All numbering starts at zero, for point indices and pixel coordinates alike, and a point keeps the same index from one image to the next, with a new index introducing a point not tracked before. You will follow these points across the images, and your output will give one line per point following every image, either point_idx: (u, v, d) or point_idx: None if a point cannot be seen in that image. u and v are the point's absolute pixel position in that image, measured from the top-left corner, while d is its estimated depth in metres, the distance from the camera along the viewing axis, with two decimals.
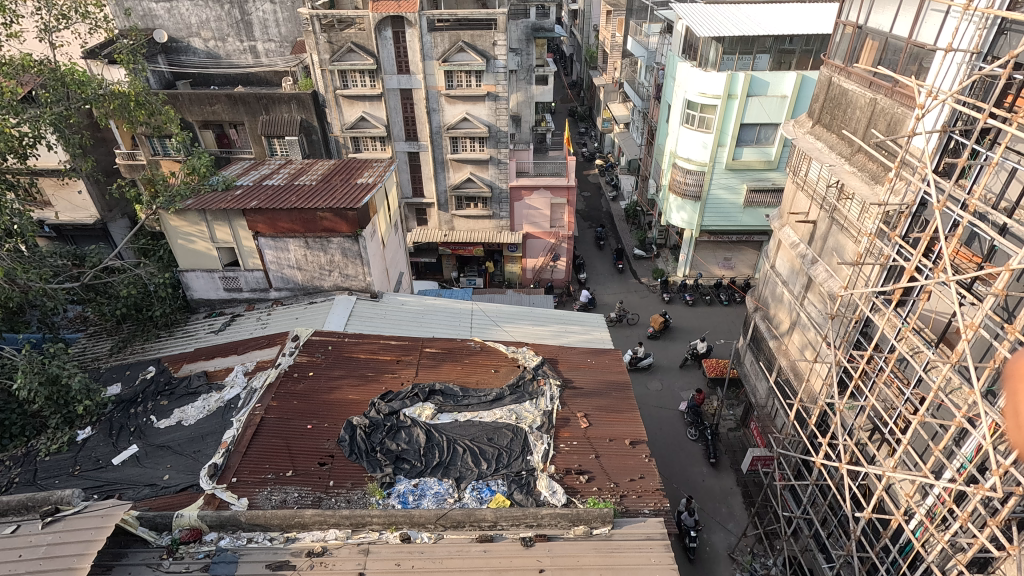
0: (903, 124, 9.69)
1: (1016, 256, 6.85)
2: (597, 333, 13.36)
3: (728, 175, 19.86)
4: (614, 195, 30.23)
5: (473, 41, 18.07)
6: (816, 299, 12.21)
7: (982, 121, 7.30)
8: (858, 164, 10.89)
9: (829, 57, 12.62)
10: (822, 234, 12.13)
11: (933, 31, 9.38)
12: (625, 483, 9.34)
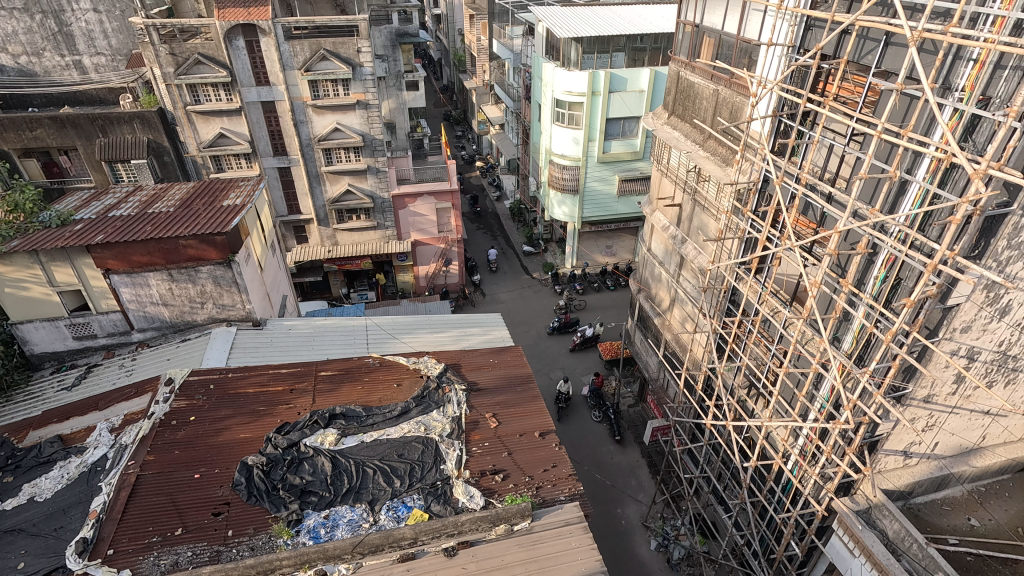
0: (741, 111, 10.88)
1: (842, 219, 7.95)
2: (496, 333, 13.49)
3: (601, 168, 21.02)
4: (497, 194, 30.66)
5: (336, 48, 17.48)
6: (689, 275, 13.31)
7: (802, 106, 8.40)
8: (710, 150, 12.01)
9: (675, 54, 13.73)
10: (688, 215, 13.21)
11: (756, 28, 10.61)
12: (539, 474, 9.53)
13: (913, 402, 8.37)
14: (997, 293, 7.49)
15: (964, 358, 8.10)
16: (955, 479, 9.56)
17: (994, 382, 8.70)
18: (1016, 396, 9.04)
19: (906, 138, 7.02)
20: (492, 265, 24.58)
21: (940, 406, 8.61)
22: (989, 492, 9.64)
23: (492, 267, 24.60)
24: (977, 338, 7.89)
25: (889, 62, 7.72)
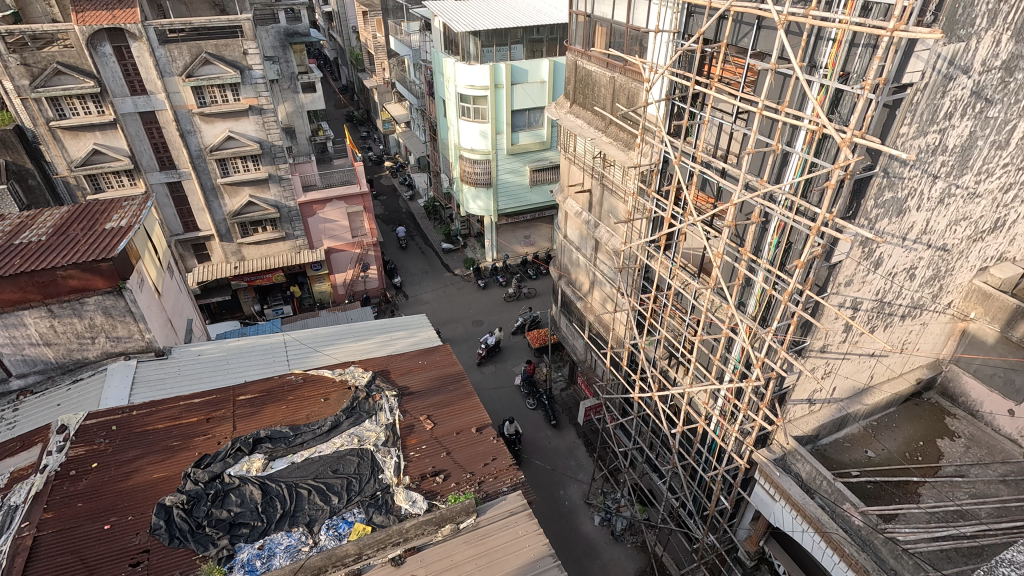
0: (638, 96, 11.37)
1: (736, 192, 8.52)
2: (423, 333, 13.26)
3: (511, 160, 21.21)
4: (410, 194, 30.11)
5: (220, 51, 16.37)
6: (605, 258, 13.76)
7: (691, 89, 8.90)
8: (612, 135, 12.44)
9: (571, 43, 14.05)
10: (598, 200, 13.63)
11: (643, 16, 11.09)
12: (480, 469, 9.54)
13: (811, 353, 9.18)
14: (870, 248, 8.36)
15: (849, 309, 9.00)
16: (852, 418, 10.62)
17: (875, 328, 9.73)
18: (894, 337, 10.16)
19: (783, 113, 7.63)
20: (402, 243, 25.79)
21: (834, 354, 9.50)
22: (881, 426, 10.80)
23: (402, 244, 25.83)
24: (858, 289, 8.77)
25: (763, 44, 8.34)
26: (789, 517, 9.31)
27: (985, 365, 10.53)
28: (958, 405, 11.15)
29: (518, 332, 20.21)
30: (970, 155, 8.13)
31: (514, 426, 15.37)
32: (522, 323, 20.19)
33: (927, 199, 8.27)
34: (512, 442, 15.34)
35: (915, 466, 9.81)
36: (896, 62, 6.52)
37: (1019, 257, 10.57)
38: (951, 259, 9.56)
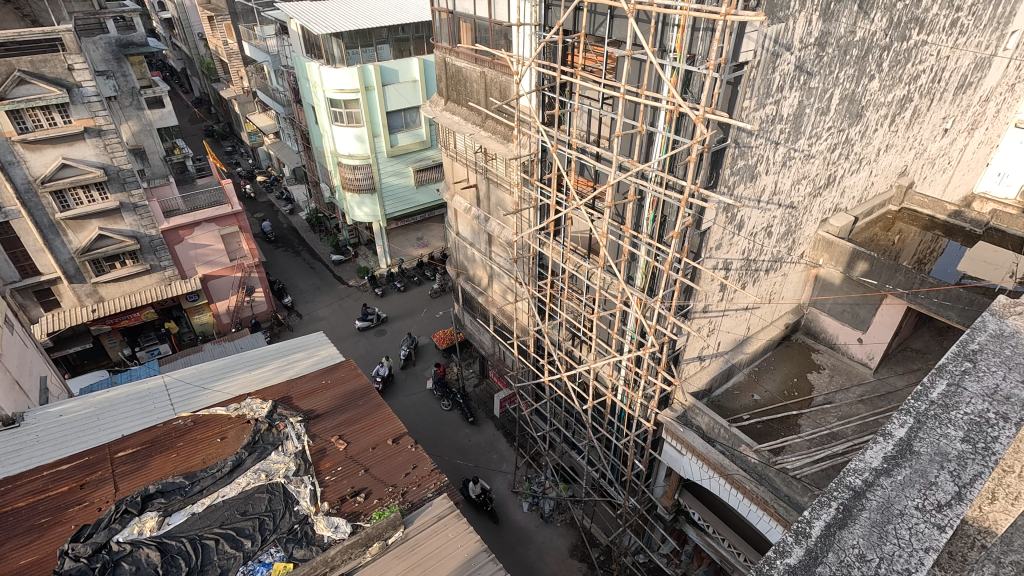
0: (509, 89, 11.63)
1: (612, 174, 8.95)
2: (324, 351, 12.43)
3: (393, 162, 20.75)
4: (290, 207, 28.41)
5: (38, 69, 14.33)
6: (499, 250, 13.93)
7: (558, 79, 9.20)
8: (490, 129, 12.57)
9: (437, 40, 13.95)
10: (485, 194, 13.72)
11: (505, 10, 11.29)
12: (402, 480, 9.32)
13: (696, 314, 9.96)
14: (733, 212, 9.21)
15: (722, 270, 9.88)
16: (737, 367, 11.71)
17: (746, 284, 10.76)
18: (762, 290, 11.31)
19: (644, 96, 8.14)
20: (268, 238, 25.92)
21: (715, 313, 10.39)
22: (761, 370, 12.03)
23: (269, 238, 25.98)
24: (727, 251, 9.65)
25: (617, 32, 8.81)
26: (697, 467, 10.13)
27: (835, 303, 12.06)
28: (820, 341, 12.68)
29: (404, 365, 18.68)
30: (801, 122, 9.20)
31: (480, 483, 13.77)
32: (406, 354, 18.69)
33: (773, 163, 9.25)
34: (486, 502, 13.63)
35: (792, 401, 11.08)
36: (731, 43, 7.17)
37: (851, 206, 12.17)
38: (798, 215, 10.80)
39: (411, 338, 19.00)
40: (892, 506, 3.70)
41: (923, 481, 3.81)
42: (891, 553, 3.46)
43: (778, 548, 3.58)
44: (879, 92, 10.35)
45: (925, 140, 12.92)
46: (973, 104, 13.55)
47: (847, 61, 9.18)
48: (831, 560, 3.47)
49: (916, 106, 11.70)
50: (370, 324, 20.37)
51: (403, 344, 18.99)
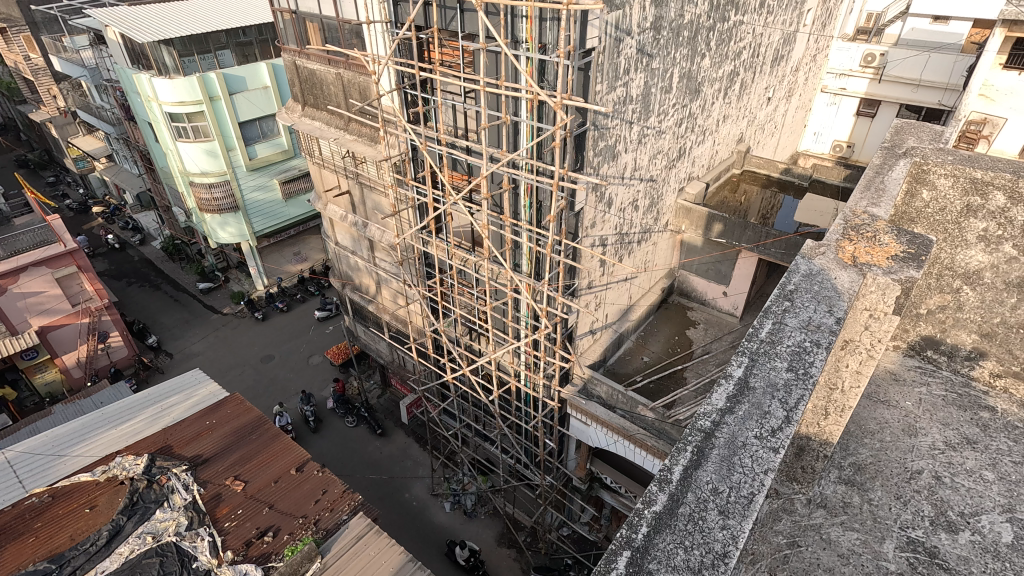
0: (369, 89, 11.26)
1: (485, 165, 8.98)
2: (203, 390, 11.16)
3: (254, 176, 19.23)
4: (139, 237, 25.35)
5: None
6: (382, 255, 13.49)
7: (418, 76, 9.04)
8: (355, 132, 12.09)
9: (284, 42, 13.10)
10: (359, 199, 13.20)
11: (352, 8, 10.90)
12: (313, 508, 8.86)
13: (582, 292, 10.42)
14: (601, 191, 9.74)
15: (599, 246, 10.42)
16: (626, 335, 12.47)
17: (623, 256, 11.46)
18: (637, 260, 12.11)
19: (503, 87, 8.28)
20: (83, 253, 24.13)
21: (599, 287, 10.95)
22: (647, 334, 12.93)
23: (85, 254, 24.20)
24: (601, 228, 10.20)
25: (469, 26, 8.85)
26: (603, 434, 10.70)
27: (700, 264, 13.24)
28: (693, 300, 13.86)
29: (312, 429, 16.23)
30: (649, 101, 9.92)
31: (466, 545, 12.55)
32: (309, 417, 16.20)
33: (630, 141, 9.90)
34: (477, 566, 12.42)
35: (677, 357, 12.07)
36: (577, 31, 7.51)
37: (702, 174, 13.39)
38: (659, 187, 11.67)
39: (307, 397, 16.53)
40: (733, 443, 3.15)
41: (760, 413, 3.27)
42: (736, 496, 2.94)
43: (626, 524, 2.92)
44: (711, 69, 11.46)
45: (753, 109, 14.56)
46: (787, 74, 15.47)
47: (680, 43, 10.03)
48: (679, 524, 2.87)
49: (742, 79, 13.12)
50: (330, 314, 20.44)
51: (301, 405, 16.43)
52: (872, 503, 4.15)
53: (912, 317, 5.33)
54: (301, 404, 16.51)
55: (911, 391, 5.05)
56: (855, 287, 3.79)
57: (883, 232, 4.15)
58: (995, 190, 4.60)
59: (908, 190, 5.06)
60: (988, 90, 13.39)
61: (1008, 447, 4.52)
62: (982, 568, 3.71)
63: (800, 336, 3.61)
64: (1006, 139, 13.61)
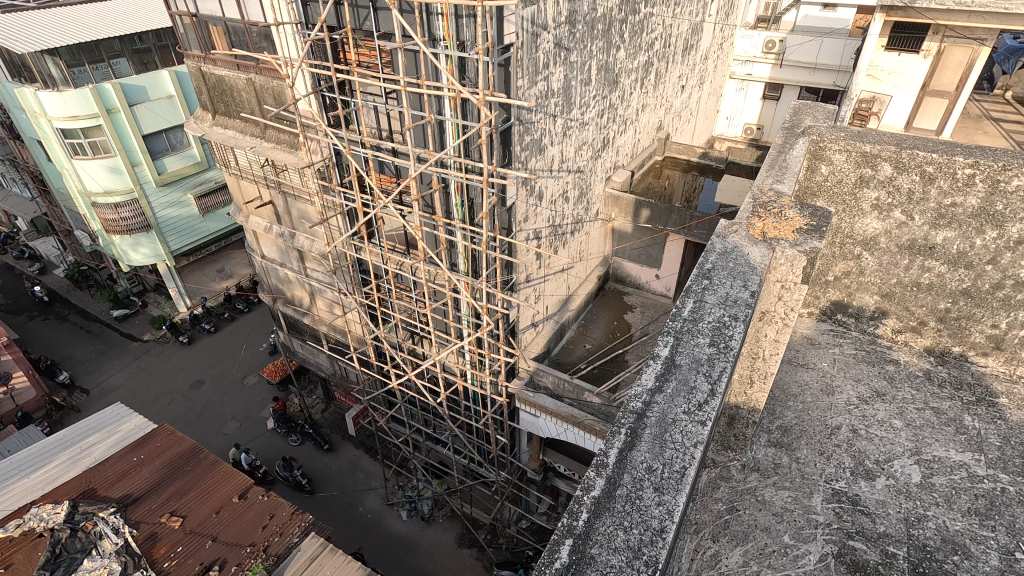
0: (285, 94, 10.79)
1: (413, 166, 8.79)
2: (127, 425, 10.38)
3: (165, 192, 17.98)
4: (38, 266, 23.16)
5: None
6: (313, 265, 12.98)
7: (335, 78, 8.73)
8: (273, 138, 11.53)
9: (186, 48, 12.31)
10: (283, 209, 12.63)
11: (258, 10, 10.42)
12: (260, 535, 8.51)
13: (520, 286, 10.48)
14: (531, 185, 9.81)
15: (534, 240, 10.52)
16: (567, 324, 12.68)
17: (558, 248, 11.63)
18: (572, 251, 12.33)
19: (425, 87, 8.16)
20: None
21: (537, 280, 11.06)
22: (587, 322, 13.21)
23: None
24: (534, 222, 10.30)
25: (384, 25, 8.65)
26: (553, 424, 10.84)
27: (632, 249, 13.65)
28: (628, 285, 14.27)
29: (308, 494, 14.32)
30: (570, 94, 10.09)
31: None
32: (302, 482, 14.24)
33: (555, 134, 10.04)
34: None
35: (617, 342, 12.41)
36: (494, 27, 7.50)
37: (626, 162, 13.79)
38: (586, 177, 11.91)
39: (288, 463, 14.39)
40: (664, 420, 3.03)
41: (688, 390, 3.17)
42: (670, 471, 2.80)
43: (567, 512, 2.74)
44: (626, 60, 11.80)
45: (669, 98, 15.16)
46: (698, 62, 16.20)
47: (595, 35, 10.25)
48: (618, 506, 2.71)
49: (657, 69, 13.62)
50: None
51: (285, 473, 14.32)
52: (799, 461, 4.44)
53: (821, 284, 5.69)
54: (285, 472, 14.37)
55: (826, 352, 5.43)
56: (767, 261, 3.92)
57: (788, 208, 4.40)
58: (883, 161, 4.99)
59: (809, 166, 5.38)
60: (874, 70, 14.57)
61: (911, 395, 4.96)
62: (897, 509, 4.06)
63: (720, 311, 3.60)
64: (893, 114, 14.85)
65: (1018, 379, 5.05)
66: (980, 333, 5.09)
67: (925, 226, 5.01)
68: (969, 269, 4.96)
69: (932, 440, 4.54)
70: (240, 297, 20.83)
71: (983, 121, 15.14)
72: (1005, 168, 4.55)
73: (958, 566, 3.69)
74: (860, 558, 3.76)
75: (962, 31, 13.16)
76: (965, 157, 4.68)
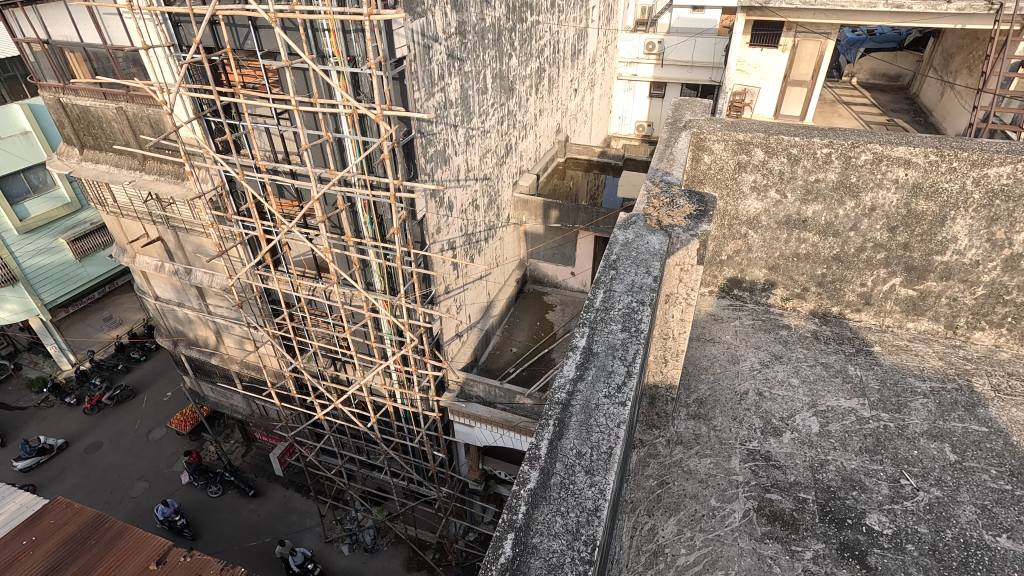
0: (163, 121, 10.02)
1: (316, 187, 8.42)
2: (10, 505, 9.16)
3: (30, 239, 16.03)
4: None
5: None
6: (215, 301, 12.12)
7: (218, 101, 8.20)
8: (154, 170, 10.62)
9: (40, 79, 11.15)
10: (174, 245, 11.69)
11: (122, 34, 9.64)
12: None
13: (440, 298, 10.39)
14: (440, 197, 9.81)
15: (449, 250, 10.50)
16: (491, 331, 12.78)
17: (473, 256, 11.68)
18: (487, 257, 12.42)
19: (318, 105, 7.90)
20: None
21: (456, 290, 11.03)
22: (511, 326, 13.37)
23: None
24: (447, 232, 10.28)
25: (268, 44, 8.28)
26: (489, 432, 10.85)
27: (546, 250, 13.99)
28: (546, 285, 14.62)
29: None
30: (469, 103, 10.20)
31: None
32: None
33: (458, 144, 10.10)
34: None
35: (542, 342, 12.66)
36: (385, 41, 7.45)
37: (531, 166, 14.15)
38: (494, 184, 12.06)
39: None
40: (587, 407, 3.15)
41: (607, 375, 3.31)
42: (598, 453, 2.91)
43: (506, 508, 2.77)
44: (519, 67, 12.12)
45: (564, 101, 15.76)
46: (587, 66, 16.96)
47: (487, 45, 10.46)
48: (553, 494, 2.77)
49: (550, 74, 14.13)
50: None
51: None
52: (716, 428, 4.78)
53: (716, 264, 6.17)
54: None
55: (728, 326, 5.89)
56: (665, 248, 4.16)
57: (678, 197, 4.73)
58: (755, 148, 5.46)
59: (693, 157, 5.73)
60: (743, 65, 16.00)
61: (803, 354, 5.50)
62: (803, 459, 4.48)
63: (628, 298, 3.78)
64: (763, 103, 16.30)
65: (886, 328, 5.76)
66: (852, 292, 5.75)
67: (796, 202, 5.56)
68: (837, 236, 5.56)
69: (825, 392, 5.06)
70: (135, 345, 18.99)
71: (837, 105, 17.02)
72: (854, 146, 5.13)
73: (858, 500, 4.13)
74: (777, 508, 4.10)
75: (810, 27, 14.81)
76: (821, 138, 5.23)
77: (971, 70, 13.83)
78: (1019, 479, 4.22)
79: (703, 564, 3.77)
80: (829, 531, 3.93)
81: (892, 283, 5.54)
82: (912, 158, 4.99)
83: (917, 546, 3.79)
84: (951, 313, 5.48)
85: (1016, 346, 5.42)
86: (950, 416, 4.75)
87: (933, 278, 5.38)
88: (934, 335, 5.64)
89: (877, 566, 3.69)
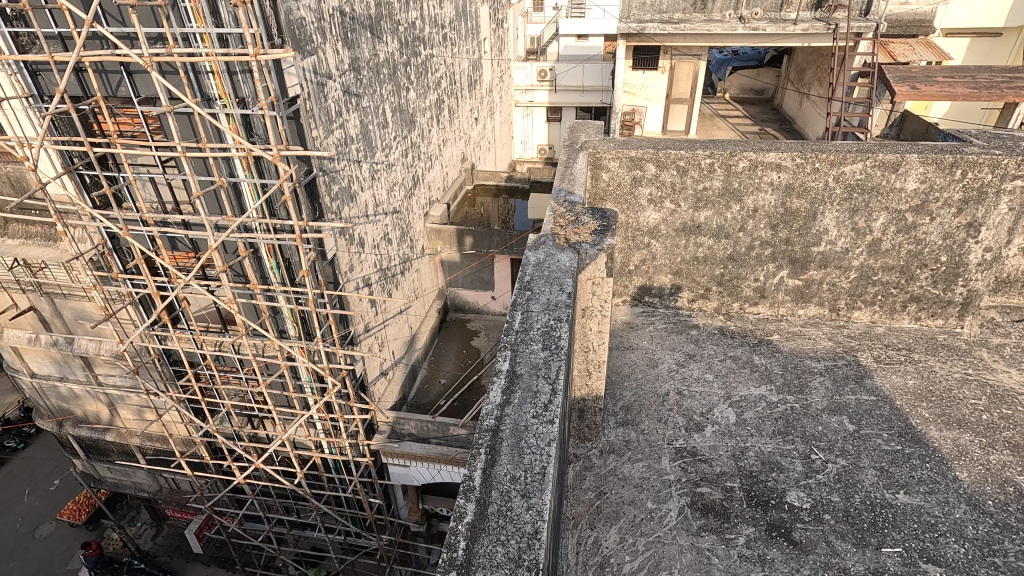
0: (26, 178, 9.00)
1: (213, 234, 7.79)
2: None
3: None
4: None
5: None
6: (104, 370, 10.92)
7: (89, 152, 7.43)
8: (18, 233, 9.48)
9: None
10: (50, 313, 10.46)
11: None
12: None
13: (359, 337, 10.02)
14: (350, 234, 9.56)
15: (364, 287, 10.19)
16: (417, 365, 12.51)
17: (391, 291, 11.42)
18: (406, 291, 12.21)
19: (207, 149, 7.44)
20: None
21: (376, 328, 10.71)
22: (437, 358, 13.17)
23: None
24: (360, 270, 10.00)
25: (144, 89, 7.73)
26: (425, 470, 10.49)
27: (463, 277, 13.97)
28: (468, 312, 14.60)
29: None
30: (370, 138, 10.09)
31: None
32: None
33: (363, 180, 9.92)
34: None
35: (470, 369, 12.60)
36: (274, 81, 7.20)
37: (440, 196, 14.18)
38: (404, 217, 11.94)
39: None
40: (517, 428, 3.15)
41: (532, 395, 3.34)
42: (532, 475, 2.92)
43: (445, 546, 2.67)
44: (418, 100, 12.22)
45: (466, 130, 16.01)
46: (484, 95, 17.40)
47: (382, 80, 10.48)
48: (492, 523, 2.72)
49: (449, 105, 14.33)
50: None
51: None
52: (644, 432, 4.94)
53: (626, 274, 6.46)
54: None
55: (644, 332, 6.16)
56: (576, 265, 4.28)
57: (582, 215, 4.92)
58: (647, 163, 5.81)
59: (593, 175, 5.99)
60: (630, 87, 17.13)
61: (713, 350, 5.86)
62: (726, 449, 4.73)
63: (545, 317, 3.85)
64: (651, 121, 17.46)
65: (781, 316, 6.29)
66: (747, 288, 6.23)
67: (689, 210, 5.95)
68: (728, 238, 6.01)
69: (736, 383, 5.41)
70: (9, 432, 16.58)
71: (715, 119, 18.55)
72: (732, 155, 5.62)
73: (778, 480, 4.42)
74: (709, 500, 4.30)
75: (683, 49, 16.21)
76: (703, 150, 5.67)
77: (820, 82, 15.66)
78: (907, 438, 4.71)
79: (647, 568, 3.86)
80: (757, 515, 4.15)
81: (780, 275, 6.08)
82: (781, 162, 5.54)
83: (834, 515, 4.11)
84: (833, 296, 6.08)
85: (888, 320, 6.10)
86: (844, 390, 5.23)
87: (814, 268, 5.96)
88: (821, 319, 6.23)
89: (801, 540, 3.95)
